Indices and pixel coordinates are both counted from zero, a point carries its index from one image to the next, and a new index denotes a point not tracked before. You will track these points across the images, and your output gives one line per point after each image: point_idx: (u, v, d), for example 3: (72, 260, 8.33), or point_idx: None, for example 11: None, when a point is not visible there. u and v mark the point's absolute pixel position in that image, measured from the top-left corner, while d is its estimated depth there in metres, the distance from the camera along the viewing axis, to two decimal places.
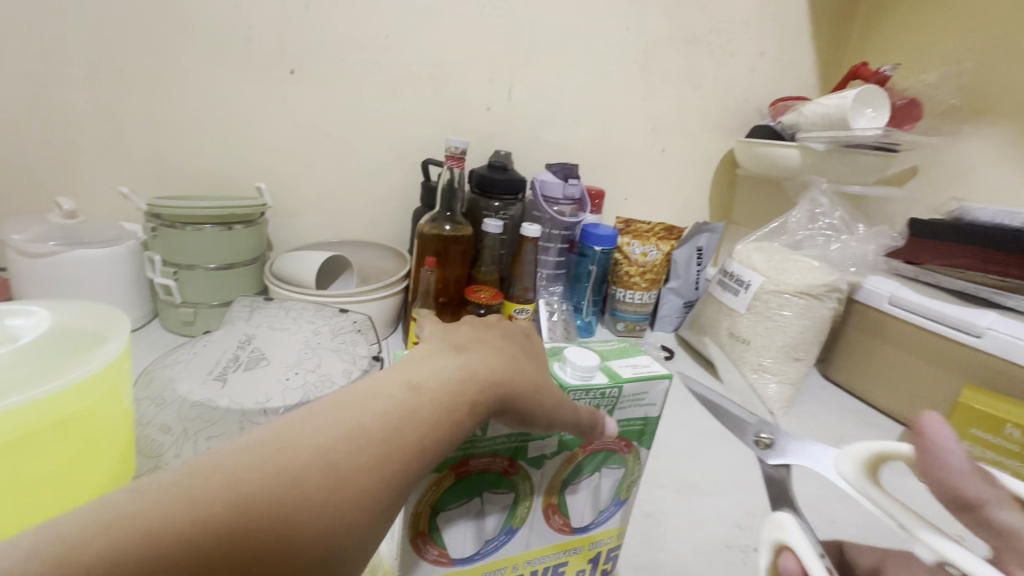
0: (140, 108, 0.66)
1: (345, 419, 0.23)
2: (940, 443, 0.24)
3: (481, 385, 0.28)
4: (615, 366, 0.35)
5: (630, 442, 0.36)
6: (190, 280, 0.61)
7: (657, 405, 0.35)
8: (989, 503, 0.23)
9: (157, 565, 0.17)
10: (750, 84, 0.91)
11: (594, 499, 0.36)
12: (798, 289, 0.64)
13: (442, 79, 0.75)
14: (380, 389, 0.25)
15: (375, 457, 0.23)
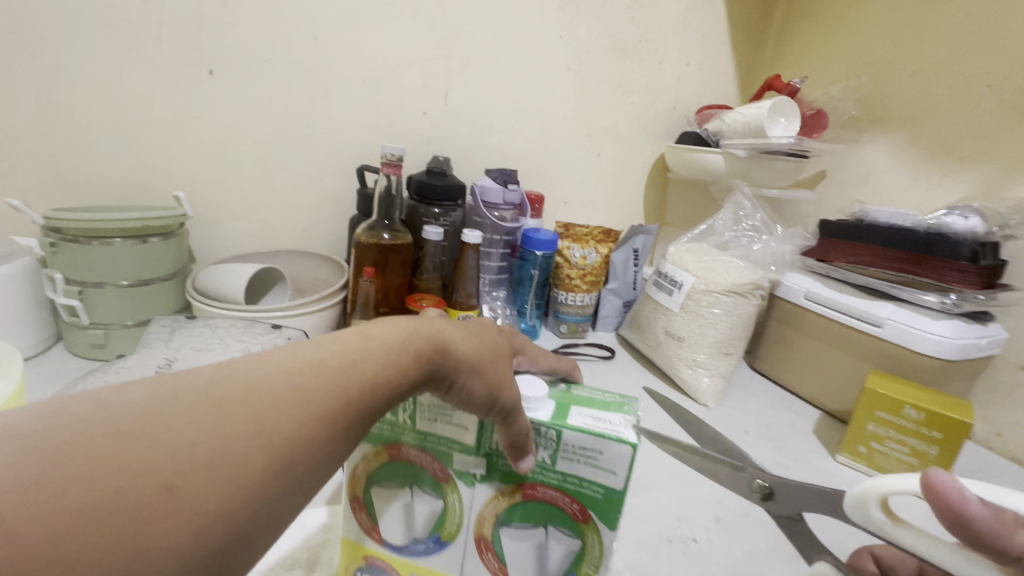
0: (33, 110, 0.60)
1: (307, 356, 0.25)
2: (961, 499, 0.27)
3: (413, 340, 0.29)
4: (579, 412, 0.34)
5: (584, 508, 0.33)
6: (98, 299, 0.56)
7: (615, 472, 0.31)
8: (1022, 542, 0.26)
9: (135, 471, 0.19)
10: (678, 92, 0.96)
11: (539, 558, 0.34)
12: (725, 288, 0.68)
13: (376, 82, 0.73)
14: (336, 338, 0.27)
15: (336, 385, 0.25)
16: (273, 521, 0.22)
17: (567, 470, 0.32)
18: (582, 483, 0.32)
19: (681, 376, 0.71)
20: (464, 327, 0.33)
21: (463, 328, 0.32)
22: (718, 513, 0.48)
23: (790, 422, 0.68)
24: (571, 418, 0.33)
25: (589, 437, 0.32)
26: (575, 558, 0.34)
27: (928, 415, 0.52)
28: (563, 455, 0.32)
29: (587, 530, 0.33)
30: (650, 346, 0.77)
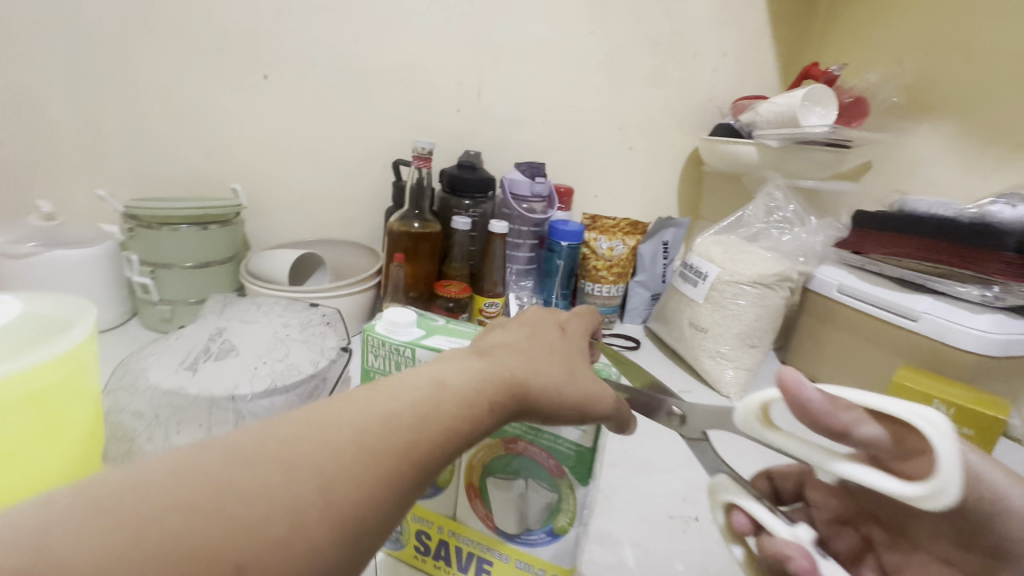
0: (119, 114, 0.69)
1: (379, 406, 0.24)
2: (804, 389, 0.26)
3: (491, 380, 0.27)
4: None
5: (559, 463, 0.30)
6: (167, 278, 0.64)
7: (582, 428, 0.29)
8: (854, 425, 0.26)
9: (205, 535, 0.19)
10: (714, 85, 0.94)
11: (519, 511, 0.32)
12: (751, 279, 0.67)
13: (413, 82, 0.78)
14: (411, 383, 0.26)
15: (407, 440, 0.23)
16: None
17: (543, 426, 0.30)
18: (555, 440, 0.30)
19: (703, 367, 0.72)
20: (542, 352, 0.30)
21: (541, 353, 0.30)
22: None
23: None
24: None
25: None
26: (553, 514, 0.31)
27: (957, 410, 0.50)
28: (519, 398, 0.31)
29: (564, 485, 0.31)
30: (675, 337, 0.77)
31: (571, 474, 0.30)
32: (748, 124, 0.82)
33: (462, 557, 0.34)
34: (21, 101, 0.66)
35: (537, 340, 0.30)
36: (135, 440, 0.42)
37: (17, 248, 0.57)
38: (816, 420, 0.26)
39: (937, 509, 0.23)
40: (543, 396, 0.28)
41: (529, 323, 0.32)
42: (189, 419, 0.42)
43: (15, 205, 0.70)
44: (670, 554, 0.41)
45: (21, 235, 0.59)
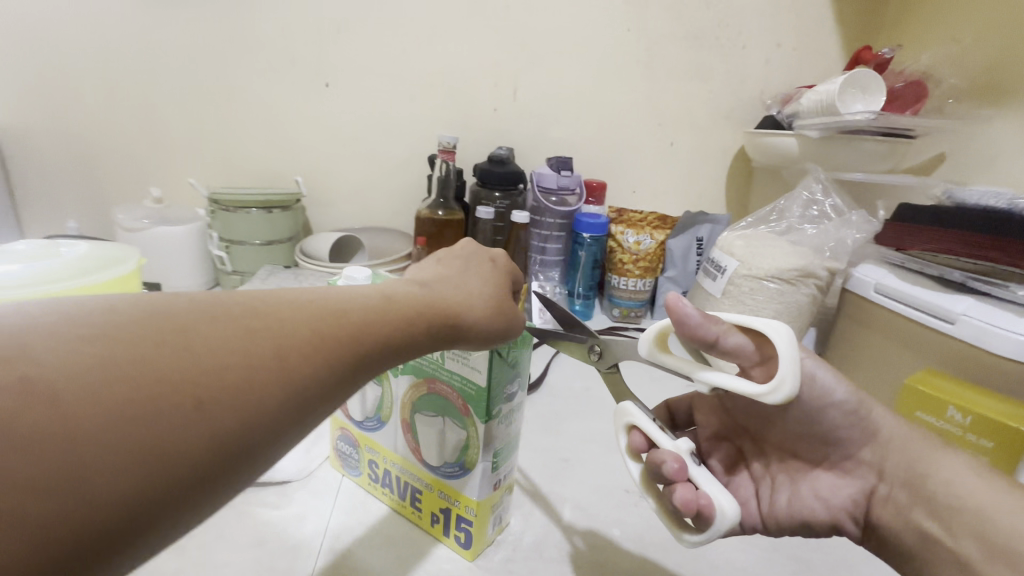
0: (214, 119, 0.84)
1: (326, 302, 0.26)
2: (684, 306, 0.34)
3: (432, 302, 0.30)
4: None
5: (464, 402, 0.34)
6: (239, 253, 0.77)
7: (478, 369, 0.33)
8: (721, 335, 0.34)
9: (152, 372, 0.20)
10: (766, 76, 0.90)
11: (439, 445, 0.36)
12: (770, 273, 0.64)
13: (453, 85, 0.85)
14: (357, 291, 0.28)
15: (350, 332, 0.26)
16: (271, 451, 0.22)
17: (452, 368, 0.35)
18: (460, 379, 0.35)
19: None
20: (473, 286, 0.33)
21: (472, 286, 0.33)
22: None
23: None
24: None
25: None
26: (464, 449, 0.35)
27: (975, 419, 0.45)
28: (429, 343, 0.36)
29: (470, 422, 0.35)
30: None
31: (474, 412, 0.34)
32: (790, 115, 0.78)
33: (401, 485, 0.40)
34: (144, 109, 0.83)
35: (467, 275, 0.34)
36: None
37: (134, 224, 0.73)
38: (692, 339, 0.34)
39: (776, 402, 0.30)
40: (470, 318, 0.31)
41: (460, 260, 0.36)
42: None
43: (136, 191, 0.87)
44: (613, 522, 0.44)
45: (138, 214, 0.75)
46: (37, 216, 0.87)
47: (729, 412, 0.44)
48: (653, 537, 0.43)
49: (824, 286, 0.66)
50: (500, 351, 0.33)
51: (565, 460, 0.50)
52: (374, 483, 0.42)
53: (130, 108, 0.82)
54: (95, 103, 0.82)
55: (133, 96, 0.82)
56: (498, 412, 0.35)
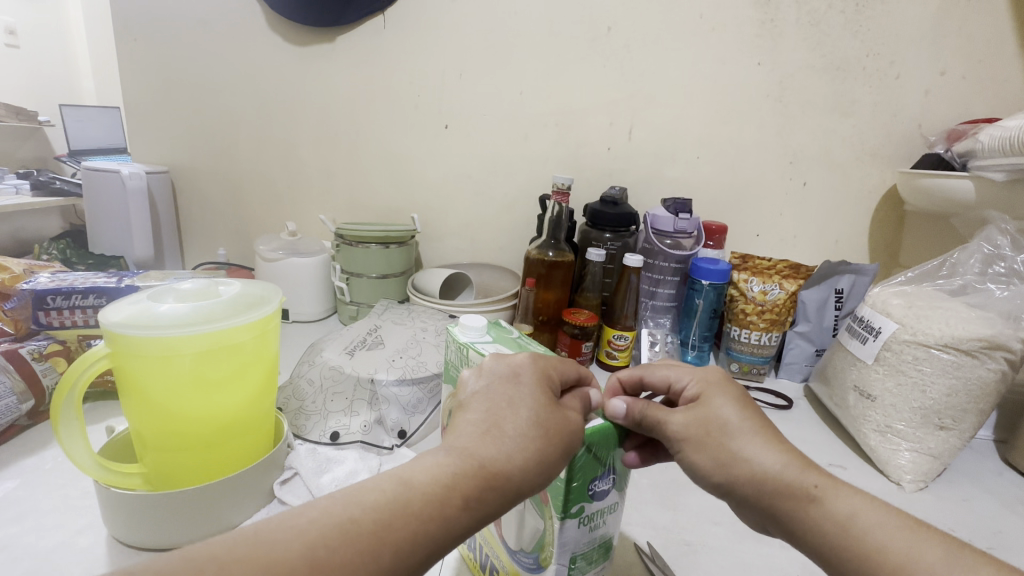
0: (343, 159, 0.91)
1: (338, 514, 0.24)
2: None
3: (460, 470, 0.27)
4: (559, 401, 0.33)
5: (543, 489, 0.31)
6: (357, 285, 0.81)
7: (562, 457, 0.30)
8: None
9: None
10: (925, 109, 0.79)
11: (517, 526, 0.33)
12: (941, 341, 0.54)
13: (567, 125, 0.84)
14: (373, 486, 0.26)
15: (366, 551, 0.23)
16: None
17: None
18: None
19: (868, 442, 0.59)
20: (512, 423, 0.30)
21: (508, 425, 0.29)
22: None
23: None
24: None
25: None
26: (541, 541, 0.32)
27: None
28: None
29: (548, 515, 0.31)
30: (839, 403, 0.64)
31: (552, 505, 0.31)
32: (963, 154, 0.67)
33: (482, 553, 0.37)
34: (287, 151, 0.92)
35: (501, 408, 0.30)
36: (305, 401, 0.54)
37: (272, 254, 0.80)
38: None
39: None
40: (506, 478, 0.28)
41: (484, 392, 0.32)
42: (340, 392, 0.53)
43: (274, 223, 0.96)
44: None
45: (275, 245, 0.83)
46: (197, 243, 0.99)
47: (808, 483, 0.30)
48: None
49: (1016, 361, 0.53)
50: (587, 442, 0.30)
51: (686, 547, 0.44)
52: (461, 544, 0.40)
53: (275, 150, 0.92)
54: (249, 145, 0.92)
55: (279, 140, 0.91)
56: (578, 509, 0.31)
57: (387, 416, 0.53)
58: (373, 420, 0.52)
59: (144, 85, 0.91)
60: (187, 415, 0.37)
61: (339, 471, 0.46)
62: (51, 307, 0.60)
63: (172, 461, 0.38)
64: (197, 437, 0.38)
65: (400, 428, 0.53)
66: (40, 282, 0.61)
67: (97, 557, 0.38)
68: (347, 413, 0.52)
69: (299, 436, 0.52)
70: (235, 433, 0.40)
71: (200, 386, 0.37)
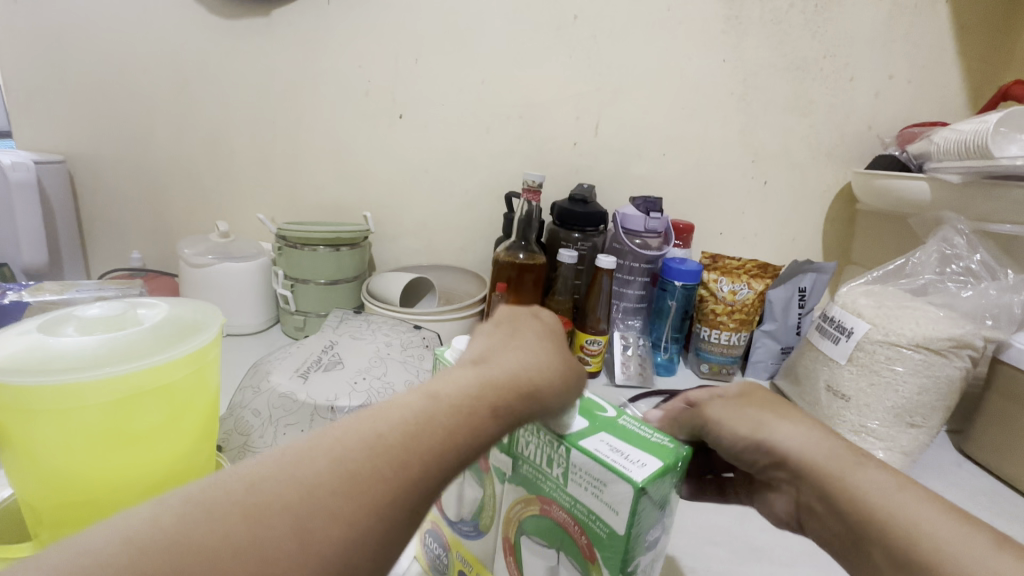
0: (283, 150, 0.81)
1: (365, 428, 0.22)
2: None
3: (489, 381, 0.26)
4: (600, 439, 0.28)
5: (590, 543, 0.27)
6: (303, 292, 0.72)
7: (618, 514, 0.25)
8: None
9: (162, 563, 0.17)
10: (875, 111, 0.81)
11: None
12: (913, 341, 0.55)
13: (531, 118, 0.79)
14: (398, 399, 0.24)
15: (390, 466, 0.22)
16: None
17: (576, 496, 0.27)
18: (591, 516, 0.27)
19: None
20: (535, 348, 0.29)
21: (534, 350, 0.29)
22: None
23: (1006, 528, 0.51)
24: (587, 441, 0.28)
25: (599, 466, 0.26)
26: None
27: None
28: (572, 476, 0.28)
29: (595, 573, 0.27)
30: (810, 402, 0.65)
31: (602, 563, 0.26)
32: (918, 156, 0.70)
33: None
34: (216, 140, 0.80)
35: (525, 334, 0.31)
36: (252, 435, 0.46)
37: (199, 259, 0.70)
38: None
39: None
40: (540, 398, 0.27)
41: (506, 322, 0.32)
42: (293, 424, 0.46)
43: (200, 222, 0.84)
44: None
45: (203, 248, 0.72)
46: (104, 247, 0.85)
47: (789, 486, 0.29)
48: None
49: (977, 358, 0.55)
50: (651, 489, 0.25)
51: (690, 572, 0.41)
52: None
53: (200, 139, 0.80)
54: (166, 131, 0.80)
55: (204, 127, 0.80)
56: (635, 567, 0.27)
57: None
58: None
59: (28, 57, 0.76)
60: (99, 479, 0.29)
61: None
62: None
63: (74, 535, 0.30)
64: (111, 505, 0.30)
65: None
66: None
67: None
68: None
69: None
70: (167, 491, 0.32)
71: (121, 434, 0.29)
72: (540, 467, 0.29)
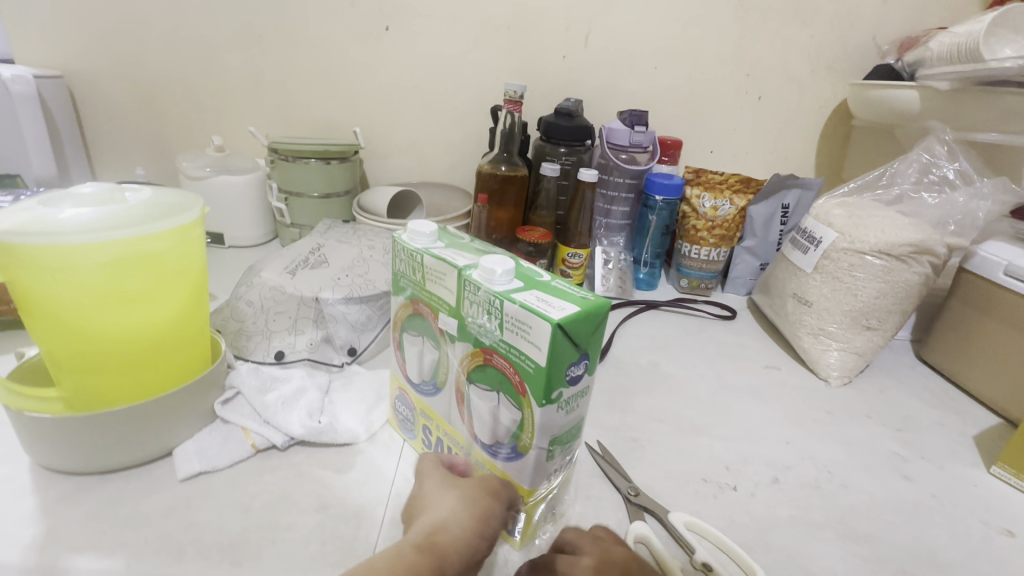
0: (272, 64, 0.81)
1: None
2: None
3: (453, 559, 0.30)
4: (529, 292, 0.30)
5: (520, 379, 0.30)
6: (297, 205, 0.75)
7: (541, 349, 0.28)
8: None
9: None
10: (881, 19, 0.77)
11: (490, 421, 0.33)
12: (877, 247, 0.56)
13: (520, 29, 0.78)
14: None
15: None
16: None
17: (508, 341, 0.30)
18: (520, 357, 0.30)
19: (802, 345, 0.63)
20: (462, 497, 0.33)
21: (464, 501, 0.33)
22: (777, 475, 0.44)
23: (943, 420, 0.54)
24: (518, 293, 0.30)
25: (523, 311, 0.29)
26: (517, 431, 0.32)
27: None
28: (505, 325, 0.30)
29: (526, 404, 0.31)
30: (779, 311, 0.67)
31: (530, 394, 0.30)
32: (912, 64, 0.68)
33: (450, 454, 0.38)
34: (206, 56, 0.81)
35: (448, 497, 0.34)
36: (245, 322, 0.51)
37: (197, 172, 0.73)
38: None
39: None
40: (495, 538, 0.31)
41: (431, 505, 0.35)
42: (283, 312, 0.50)
43: (198, 139, 0.87)
44: (690, 510, 0.40)
45: (200, 162, 0.75)
46: (109, 164, 0.89)
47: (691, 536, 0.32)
48: (737, 537, 0.38)
49: (939, 264, 0.57)
50: (568, 327, 0.28)
51: (634, 441, 0.46)
52: (423, 445, 0.40)
53: (191, 54, 0.81)
54: (157, 45, 0.81)
55: (194, 41, 0.80)
56: (558, 395, 0.30)
57: (335, 335, 0.51)
58: (321, 339, 0.50)
59: None
60: (105, 335, 0.34)
61: (285, 388, 0.43)
62: None
63: (83, 383, 0.35)
64: (114, 357, 0.35)
65: (350, 346, 0.51)
66: None
67: (21, 483, 0.35)
68: (291, 332, 0.50)
69: (241, 357, 0.49)
70: (161, 353, 0.37)
71: (114, 300, 0.34)
72: (476, 322, 0.32)
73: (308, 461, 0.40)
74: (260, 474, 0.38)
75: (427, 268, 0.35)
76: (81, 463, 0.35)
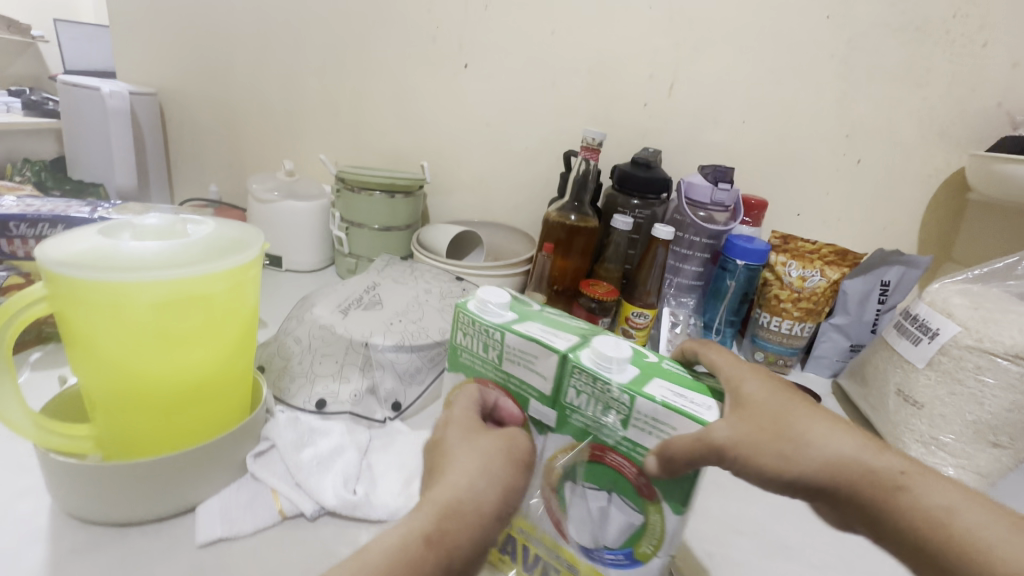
0: (350, 94, 0.82)
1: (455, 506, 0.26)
2: None
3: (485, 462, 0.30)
4: (657, 386, 0.29)
5: (649, 481, 0.29)
6: (357, 235, 0.74)
7: None
8: None
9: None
10: (1011, 84, 0.69)
11: (595, 521, 0.31)
12: (1014, 351, 0.47)
13: (601, 73, 0.75)
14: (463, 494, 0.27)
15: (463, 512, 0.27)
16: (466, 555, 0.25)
17: (635, 438, 0.29)
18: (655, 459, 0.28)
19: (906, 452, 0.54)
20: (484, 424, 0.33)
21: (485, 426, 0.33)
22: None
23: None
24: (646, 386, 0.29)
25: (664, 409, 0.28)
26: (635, 534, 0.30)
27: None
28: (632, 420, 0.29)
29: (652, 506, 0.29)
30: (876, 407, 0.58)
31: (660, 498, 0.29)
32: None
33: (523, 556, 0.34)
34: (289, 81, 0.83)
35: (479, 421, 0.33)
36: (291, 361, 0.48)
37: (266, 195, 0.73)
38: None
39: None
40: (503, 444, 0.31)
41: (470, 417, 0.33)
42: (330, 354, 0.47)
43: (270, 161, 0.88)
44: None
45: (270, 185, 0.75)
46: (188, 178, 0.92)
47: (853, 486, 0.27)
48: None
49: None
50: None
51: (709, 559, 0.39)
52: None
53: (275, 79, 0.83)
54: (245, 69, 0.83)
55: (279, 67, 0.82)
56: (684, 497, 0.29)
57: (381, 386, 0.47)
58: (365, 389, 0.47)
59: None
60: (144, 376, 0.32)
61: (322, 446, 0.40)
62: (14, 233, 0.54)
63: (120, 425, 0.33)
64: (153, 400, 0.32)
65: (394, 399, 0.47)
66: (3, 206, 0.55)
67: (38, 527, 0.33)
68: (337, 378, 0.47)
69: (281, 399, 0.46)
70: (201, 398, 0.34)
71: (161, 341, 0.31)
72: (588, 415, 0.30)
73: (337, 537, 0.35)
74: (285, 548, 0.34)
75: (508, 347, 0.32)
76: (102, 512, 0.33)
